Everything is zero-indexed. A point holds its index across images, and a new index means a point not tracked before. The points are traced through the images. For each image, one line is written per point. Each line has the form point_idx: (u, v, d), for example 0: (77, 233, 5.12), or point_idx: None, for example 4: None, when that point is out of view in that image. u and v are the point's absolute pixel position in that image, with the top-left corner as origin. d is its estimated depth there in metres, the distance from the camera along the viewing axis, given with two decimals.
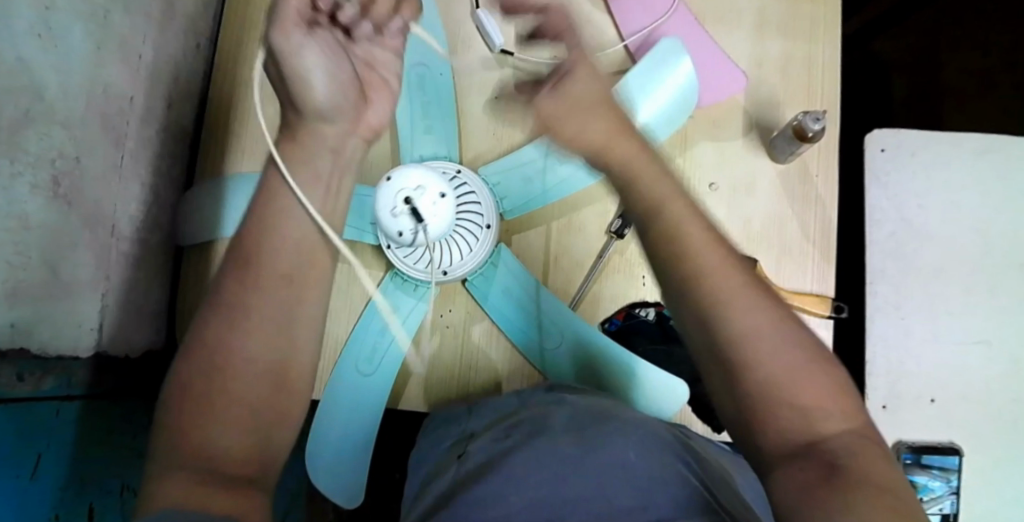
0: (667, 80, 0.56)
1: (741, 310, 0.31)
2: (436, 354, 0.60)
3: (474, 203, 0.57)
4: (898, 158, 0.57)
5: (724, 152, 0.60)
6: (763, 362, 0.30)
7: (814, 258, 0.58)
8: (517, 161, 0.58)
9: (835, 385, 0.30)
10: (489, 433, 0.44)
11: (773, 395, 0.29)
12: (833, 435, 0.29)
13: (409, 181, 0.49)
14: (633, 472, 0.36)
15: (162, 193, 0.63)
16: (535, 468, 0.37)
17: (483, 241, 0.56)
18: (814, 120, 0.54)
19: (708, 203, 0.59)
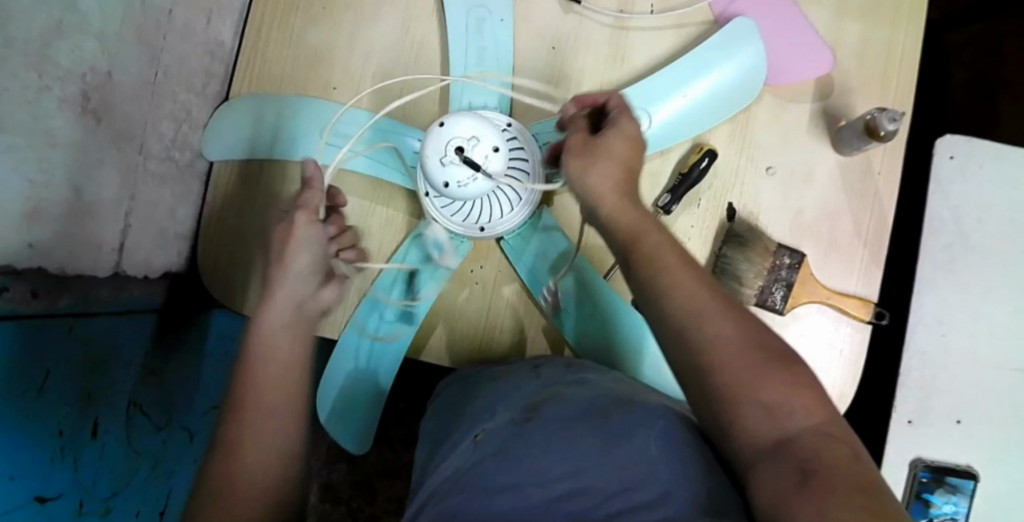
0: (710, 76, 0.55)
1: (708, 322, 0.36)
2: (456, 310, 0.58)
3: (521, 160, 0.53)
4: (966, 167, 0.54)
5: (786, 137, 0.57)
6: (703, 331, 0.35)
7: (862, 260, 0.56)
8: None
9: (797, 388, 0.34)
10: (510, 411, 0.42)
11: (738, 399, 0.33)
12: (799, 430, 0.32)
13: (462, 130, 0.46)
14: (657, 467, 0.33)
15: (197, 111, 0.59)
16: (555, 457, 0.35)
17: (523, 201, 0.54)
18: (891, 119, 0.51)
19: (761, 188, 0.56)
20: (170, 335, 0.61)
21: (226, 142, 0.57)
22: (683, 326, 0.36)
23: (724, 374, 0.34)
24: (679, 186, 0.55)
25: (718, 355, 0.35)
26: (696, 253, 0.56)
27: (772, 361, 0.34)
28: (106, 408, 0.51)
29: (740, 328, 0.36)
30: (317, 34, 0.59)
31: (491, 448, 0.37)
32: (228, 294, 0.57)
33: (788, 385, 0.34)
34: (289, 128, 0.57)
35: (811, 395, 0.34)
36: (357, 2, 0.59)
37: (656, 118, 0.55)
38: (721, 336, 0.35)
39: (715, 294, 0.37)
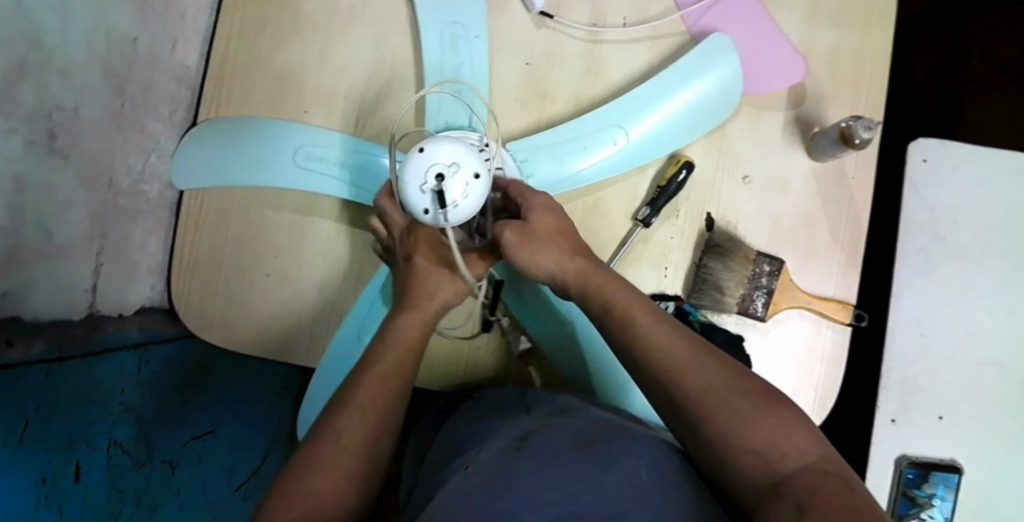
0: (689, 88, 0.55)
1: (691, 370, 0.38)
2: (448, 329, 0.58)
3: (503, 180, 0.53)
4: (939, 170, 0.55)
5: (762, 144, 0.57)
6: (680, 382, 0.37)
7: (840, 262, 0.56)
8: (548, 139, 0.55)
9: (787, 426, 0.35)
10: (504, 441, 0.42)
11: (731, 449, 0.34)
12: (792, 471, 0.33)
13: (443, 156, 0.44)
14: (646, 490, 0.34)
15: (164, 140, 0.57)
16: (545, 481, 0.35)
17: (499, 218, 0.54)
18: (866, 127, 0.51)
19: (739, 196, 0.57)
20: (146, 368, 0.60)
21: (199, 169, 0.56)
22: (663, 367, 0.38)
23: (711, 423, 0.35)
24: (658, 198, 0.55)
25: (708, 400, 0.36)
26: (676, 264, 0.57)
27: (754, 403, 0.36)
28: (86, 449, 0.50)
29: (718, 373, 0.37)
30: (287, 56, 0.58)
31: (483, 478, 0.37)
32: (204, 322, 0.57)
33: (778, 423, 0.35)
34: (268, 152, 0.56)
35: (801, 432, 0.35)
36: (325, 22, 0.58)
37: (633, 133, 0.55)
38: (702, 383, 0.37)
39: (692, 342, 0.39)
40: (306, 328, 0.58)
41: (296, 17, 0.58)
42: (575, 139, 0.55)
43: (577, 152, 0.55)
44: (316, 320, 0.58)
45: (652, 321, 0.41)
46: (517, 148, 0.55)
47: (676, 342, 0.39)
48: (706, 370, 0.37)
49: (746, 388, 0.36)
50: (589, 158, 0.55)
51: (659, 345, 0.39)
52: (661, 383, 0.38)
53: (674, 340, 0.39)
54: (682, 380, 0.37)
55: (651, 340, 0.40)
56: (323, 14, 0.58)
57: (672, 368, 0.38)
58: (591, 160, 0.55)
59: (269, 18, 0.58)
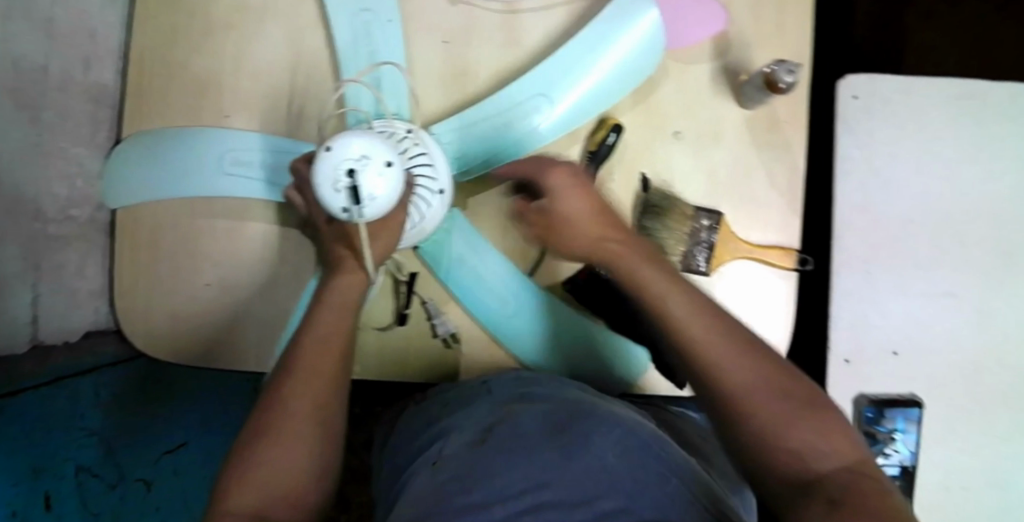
0: (613, 51, 0.53)
1: (721, 361, 0.34)
2: (374, 324, 0.55)
3: (428, 167, 0.51)
4: (870, 105, 0.54)
5: (690, 98, 0.56)
6: (716, 369, 0.34)
7: (780, 209, 0.56)
8: (474, 117, 0.54)
9: (827, 429, 0.31)
10: (464, 434, 0.42)
11: (766, 442, 0.31)
12: (831, 473, 0.30)
13: (352, 150, 0.42)
14: (615, 474, 0.35)
15: (88, 163, 0.57)
16: (514, 470, 0.36)
17: (435, 208, 0.51)
18: (788, 71, 0.50)
19: (672, 153, 0.56)
20: (105, 393, 0.61)
21: (126, 187, 0.56)
22: (698, 350, 0.35)
23: (750, 418, 0.32)
24: (590, 164, 0.54)
25: (737, 394, 0.33)
26: None
27: (791, 401, 0.32)
28: (54, 478, 0.50)
29: (752, 363, 0.34)
30: (202, 63, 0.57)
31: (449, 476, 0.37)
32: (150, 338, 0.57)
33: (818, 422, 0.32)
34: (181, 155, 0.55)
35: (840, 433, 0.32)
36: (237, 25, 0.57)
37: (561, 103, 0.54)
38: (735, 373, 0.33)
39: (721, 327, 0.35)
40: (250, 333, 0.57)
41: (207, 23, 0.57)
42: (502, 115, 0.54)
43: (505, 128, 0.54)
44: (260, 324, 0.57)
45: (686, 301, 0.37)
46: (441, 130, 0.54)
47: (713, 325, 0.35)
48: (740, 360, 0.34)
49: (785, 382, 0.33)
50: (517, 133, 0.54)
51: (690, 328, 0.35)
52: (697, 367, 0.35)
53: (702, 326, 0.35)
54: (717, 367, 0.34)
55: (681, 321, 0.36)
56: (234, 17, 0.57)
57: (700, 364, 0.34)
58: (519, 134, 0.54)
59: (180, 26, 0.57)
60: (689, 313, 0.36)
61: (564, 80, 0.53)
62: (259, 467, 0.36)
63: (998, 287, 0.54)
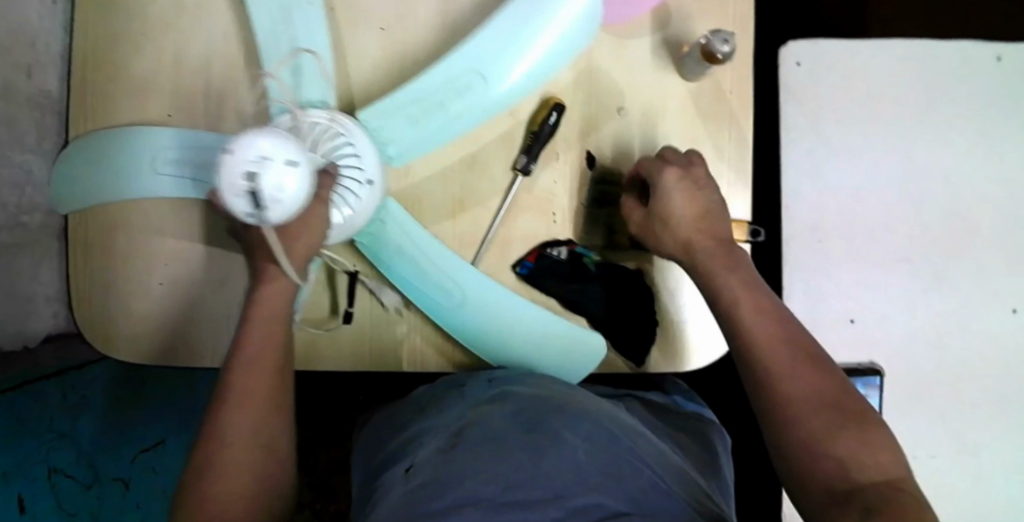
0: (548, 23, 0.48)
1: (794, 382, 0.39)
2: (317, 324, 0.55)
3: (353, 159, 0.49)
4: (812, 69, 0.77)
5: (632, 73, 0.55)
6: (791, 384, 0.39)
7: (728, 181, 0.55)
8: (402, 99, 0.49)
9: (871, 441, 0.36)
10: (432, 439, 0.48)
11: (817, 454, 0.36)
12: (868, 482, 0.34)
13: (249, 152, 0.37)
14: (578, 471, 0.44)
15: (36, 171, 0.58)
16: (481, 467, 0.43)
17: (364, 200, 0.49)
18: (722, 41, 0.49)
19: (617, 129, 0.55)
20: (73, 394, 0.63)
21: (70, 198, 0.55)
22: (757, 369, 0.41)
23: (799, 429, 0.37)
24: (534, 144, 0.53)
25: (794, 412, 0.38)
26: (564, 207, 0.55)
27: (853, 417, 0.37)
28: (26, 481, 0.54)
29: (826, 379, 0.40)
30: (141, 65, 0.57)
31: (424, 482, 0.43)
32: (112, 339, 0.58)
33: (852, 435, 0.36)
34: (112, 158, 0.54)
35: (891, 450, 0.36)
36: (173, 24, 0.57)
37: (493, 81, 0.49)
38: (800, 389, 0.39)
39: (796, 354, 0.41)
40: (204, 330, 0.58)
41: (143, 24, 0.57)
42: (431, 95, 0.49)
43: (433, 109, 0.50)
44: (212, 320, 0.58)
45: (753, 305, 0.44)
46: (367, 117, 0.50)
47: (798, 350, 0.41)
48: (817, 378, 0.40)
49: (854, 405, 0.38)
50: (447, 115, 0.50)
51: (765, 347, 0.42)
52: (763, 388, 0.40)
53: (778, 347, 0.41)
54: (783, 386, 0.40)
55: (752, 332, 0.43)
56: (169, 16, 0.57)
57: (772, 380, 0.40)
58: (449, 116, 0.50)
59: (117, 28, 0.57)
60: (756, 312, 0.44)
61: (495, 57, 0.49)
62: (221, 486, 0.37)
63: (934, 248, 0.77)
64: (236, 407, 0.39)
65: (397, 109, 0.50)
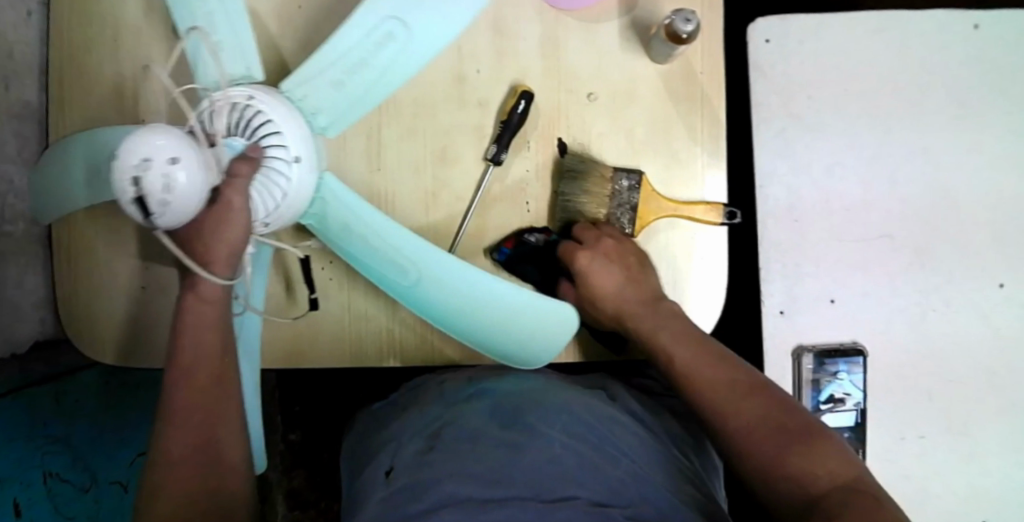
0: None
1: (739, 411, 0.41)
2: (284, 314, 0.55)
3: (274, 135, 0.43)
4: (782, 48, 0.61)
5: (601, 58, 0.54)
6: (734, 417, 0.41)
7: (703, 163, 0.55)
8: (319, 63, 0.43)
9: (823, 452, 0.37)
10: (415, 441, 0.49)
11: (775, 474, 0.37)
12: (824, 492, 0.34)
13: (129, 155, 0.34)
14: (558, 463, 0.44)
15: (17, 180, 0.59)
16: (460, 466, 0.43)
17: (296, 180, 0.44)
18: (685, 20, 0.49)
19: (588, 116, 0.54)
20: (65, 398, 0.64)
21: (42, 206, 0.54)
22: (703, 405, 0.43)
23: (751, 456, 0.39)
24: (503, 133, 0.53)
25: (743, 439, 0.39)
26: (538, 195, 0.55)
27: (801, 432, 0.38)
28: (20, 486, 0.55)
29: (771, 401, 0.41)
30: (113, 72, 0.57)
31: (403, 485, 0.44)
32: (97, 342, 0.59)
33: (804, 451, 0.37)
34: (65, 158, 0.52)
35: (844, 460, 0.37)
36: (143, 28, 0.57)
37: (413, 27, 0.42)
38: (747, 417, 0.40)
39: (740, 385, 0.43)
40: None
41: (115, 30, 0.57)
42: (351, 53, 0.43)
43: (355, 70, 0.43)
44: None
45: (677, 339, 0.47)
46: (288, 87, 0.44)
47: (737, 379, 0.43)
48: (761, 401, 0.41)
49: (801, 421, 0.39)
50: (372, 77, 0.44)
51: (704, 383, 0.44)
52: (713, 422, 0.42)
53: (712, 391, 0.43)
54: (730, 417, 0.41)
55: (682, 372, 0.45)
56: (140, 21, 0.57)
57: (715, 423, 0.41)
58: (376, 77, 0.44)
59: (89, 36, 0.57)
60: (682, 348, 0.46)
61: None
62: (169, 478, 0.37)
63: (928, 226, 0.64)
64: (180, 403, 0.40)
65: (316, 73, 0.44)
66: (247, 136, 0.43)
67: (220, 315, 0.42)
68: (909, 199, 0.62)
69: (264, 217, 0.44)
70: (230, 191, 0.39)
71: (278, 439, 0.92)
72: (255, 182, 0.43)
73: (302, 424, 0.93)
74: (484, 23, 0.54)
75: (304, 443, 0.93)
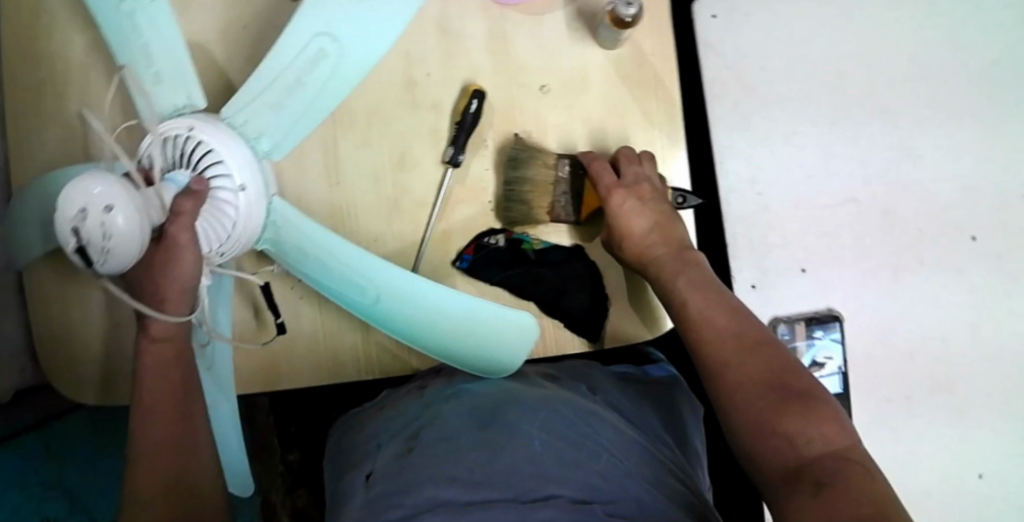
0: None
1: (739, 366, 0.42)
2: (256, 340, 0.56)
3: (219, 166, 0.45)
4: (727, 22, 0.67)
5: (550, 49, 0.54)
6: (735, 371, 0.42)
7: (661, 144, 0.55)
8: (257, 84, 0.45)
9: (819, 417, 0.37)
10: (395, 443, 0.49)
11: (767, 432, 0.38)
12: (816, 455, 0.35)
13: (69, 207, 0.38)
14: (538, 462, 0.44)
15: None
16: (439, 470, 0.43)
17: (243, 207, 0.47)
18: (626, 4, 0.49)
19: (542, 109, 0.54)
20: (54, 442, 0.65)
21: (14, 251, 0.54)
22: (705, 358, 0.44)
23: (745, 413, 0.40)
24: (459, 135, 0.52)
25: (740, 393, 0.41)
26: (500, 194, 0.55)
27: (798, 394, 0.39)
28: None
29: (772, 362, 0.42)
30: (69, 113, 0.58)
31: (382, 490, 0.44)
32: (81, 383, 0.59)
33: (802, 412, 0.38)
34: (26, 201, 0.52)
35: (839, 425, 0.37)
36: (92, 67, 0.57)
37: (342, 42, 0.44)
38: (744, 372, 0.42)
39: (743, 342, 0.44)
40: None
41: (64, 71, 0.57)
42: (286, 71, 0.45)
43: (292, 91, 0.45)
44: None
45: (696, 291, 0.48)
46: (230, 113, 0.46)
47: (739, 337, 0.44)
48: (759, 361, 0.42)
49: (801, 383, 0.40)
50: (307, 96, 0.46)
51: (706, 334, 0.45)
52: (714, 375, 0.43)
53: (722, 341, 0.44)
54: (728, 372, 0.42)
55: (686, 319, 0.47)
56: (87, 59, 0.57)
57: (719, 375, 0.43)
58: (310, 94, 0.46)
59: (39, 79, 0.57)
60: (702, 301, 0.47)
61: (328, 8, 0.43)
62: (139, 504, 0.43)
63: (892, 185, 0.65)
64: (143, 445, 0.45)
65: (256, 97, 0.46)
66: (194, 169, 0.46)
67: (178, 355, 0.47)
68: (871, 161, 0.65)
69: (217, 243, 0.47)
70: (177, 229, 0.42)
71: (277, 461, 0.92)
72: (204, 211, 0.46)
73: (300, 445, 0.92)
74: (429, 26, 0.54)
75: (304, 464, 0.92)
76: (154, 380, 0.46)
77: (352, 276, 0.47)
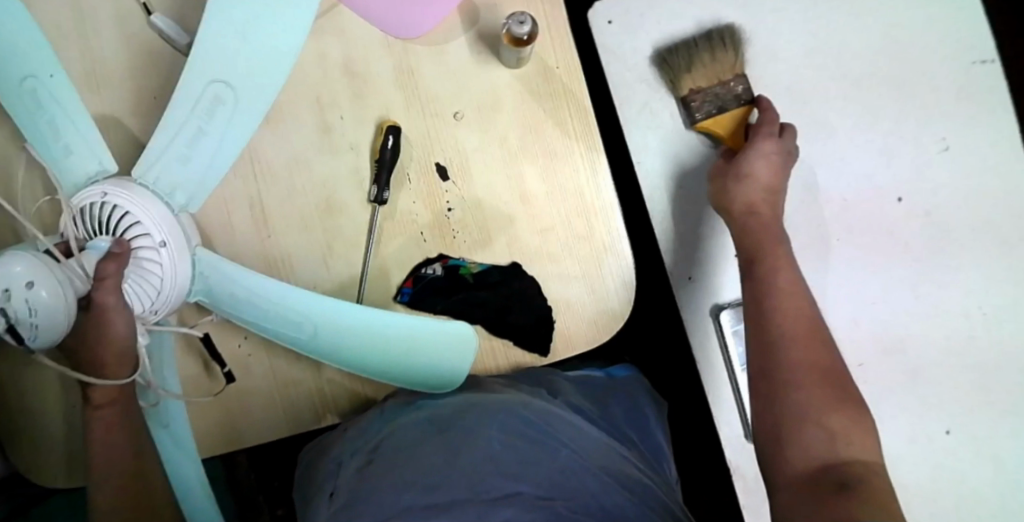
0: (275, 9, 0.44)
1: (803, 355, 0.45)
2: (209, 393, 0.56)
3: (137, 226, 0.45)
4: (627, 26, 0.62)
5: (457, 77, 0.55)
6: (794, 351, 0.45)
7: (580, 153, 0.55)
8: (166, 136, 0.46)
9: (854, 424, 0.42)
10: (356, 458, 0.48)
11: (806, 419, 0.42)
12: (846, 456, 0.40)
13: None
14: (497, 465, 0.43)
15: None
16: (397, 485, 0.42)
17: (168, 263, 0.46)
18: (519, 23, 0.50)
19: (459, 135, 0.55)
20: None
21: None
22: (769, 334, 0.47)
23: (795, 394, 0.43)
24: (380, 172, 0.53)
25: (791, 378, 0.44)
26: (431, 224, 0.55)
27: (845, 398, 0.43)
28: None
29: (830, 360, 0.45)
30: None
31: (343, 504, 0.43)
32: (44, 472, 0.59)
33: (844, 415, 0.42)
34: None
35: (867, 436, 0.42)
36: None
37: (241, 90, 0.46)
38: (802, 359, 0.45)
39: (810, 334, 0.47)
40: None
41: None
42: (188, 124, 0.46)
43: (200, 140, 0.46)
44: None
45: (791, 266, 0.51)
46: (140, 173, 0.46)
47: (808, 329, 0.47)
48: (815, 356, 0.45)
49: (850, 388, 0.44)
50: (214, 145, 0.47)
51: (775, 313, 0.48)
52: (772, 350, 0.46)
53: (796, 330, 0.47)
54: (790, 354, 0.45)
55: (767, 290, 0.49)
56: None
57: (786, 348, 0.46)
58: (215, 143, 0.47)
59: None
60: (789, 281, 0.50)
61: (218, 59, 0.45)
62: None
63: None
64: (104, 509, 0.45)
65: (167, 149, 0.46)
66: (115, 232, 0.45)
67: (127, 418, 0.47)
68: None
69: (149, 302, 0.46)
70: (104, 294, 0.42)
71: None
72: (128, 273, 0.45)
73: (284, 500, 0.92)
74: (337, 73, 0.55)
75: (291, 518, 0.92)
76: (105, 444, 0.46)
77: (291, 313, 0.47)
